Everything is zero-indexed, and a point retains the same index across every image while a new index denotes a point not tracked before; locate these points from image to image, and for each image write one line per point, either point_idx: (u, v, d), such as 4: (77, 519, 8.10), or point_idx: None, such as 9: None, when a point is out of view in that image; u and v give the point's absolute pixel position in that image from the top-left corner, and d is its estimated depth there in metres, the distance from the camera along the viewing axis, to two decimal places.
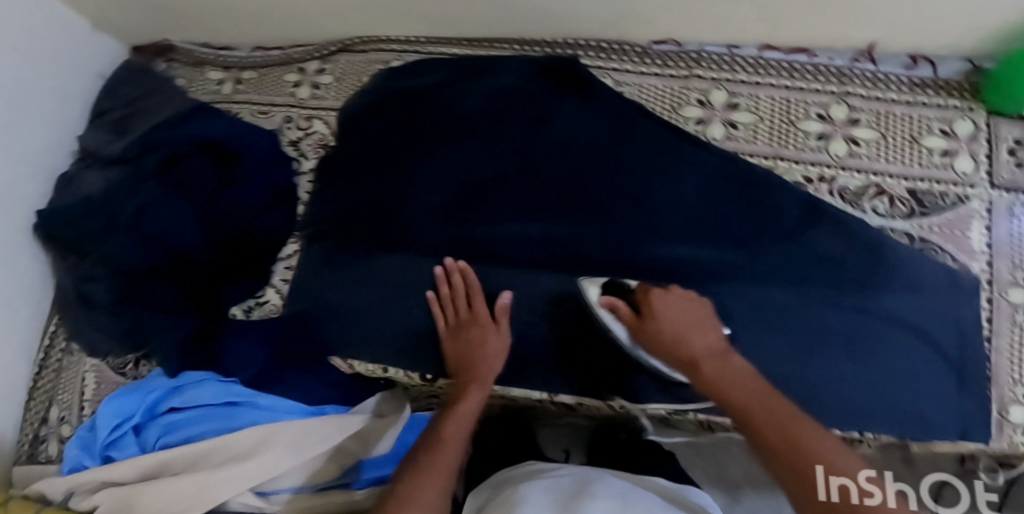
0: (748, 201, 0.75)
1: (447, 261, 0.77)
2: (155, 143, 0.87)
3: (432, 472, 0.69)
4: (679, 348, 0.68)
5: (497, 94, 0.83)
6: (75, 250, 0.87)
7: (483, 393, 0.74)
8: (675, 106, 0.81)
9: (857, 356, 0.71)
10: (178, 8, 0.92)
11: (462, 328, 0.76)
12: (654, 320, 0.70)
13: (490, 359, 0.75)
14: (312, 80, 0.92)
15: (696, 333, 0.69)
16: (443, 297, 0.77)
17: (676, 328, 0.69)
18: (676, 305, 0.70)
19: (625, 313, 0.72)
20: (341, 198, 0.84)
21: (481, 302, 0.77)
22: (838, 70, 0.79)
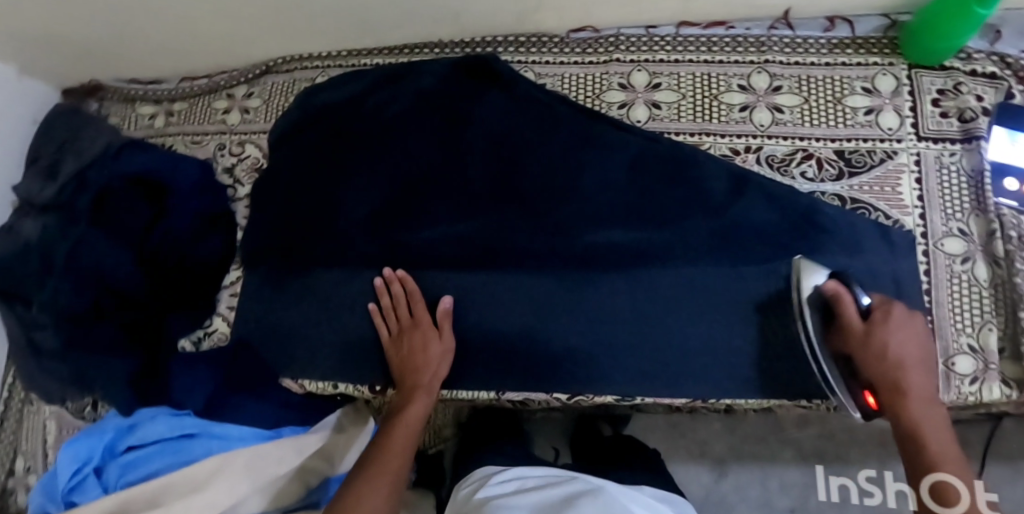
0: (675, 180, 0.75)
1: (385, 271, 0.77)
2: (86, 184, 0.87)
3: (372, 476, 0.71)
4: (893, 368, 0.62)
5: (421, 99, 0.83)
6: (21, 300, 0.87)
7: (427, 400, 0.74)
8: (597, 92, 0.81)
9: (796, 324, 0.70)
10: (99, 47, 0.92)
11: (403, 336, 0.76)
12: (884, 334, 0.63)
13: (435, 365, 0.75)
14: (241, 104, 0.92)
15: (918, 359, 0.64)
16: (385, 306, 0.77)
17: (907, 352, 0.63)
18: (909, 330, 0.64)
19: (851, 316, 0.64)
20: (276, 220, 0.84)
21: (422, 309, 0.76)
22: (756, 40, 0.80)
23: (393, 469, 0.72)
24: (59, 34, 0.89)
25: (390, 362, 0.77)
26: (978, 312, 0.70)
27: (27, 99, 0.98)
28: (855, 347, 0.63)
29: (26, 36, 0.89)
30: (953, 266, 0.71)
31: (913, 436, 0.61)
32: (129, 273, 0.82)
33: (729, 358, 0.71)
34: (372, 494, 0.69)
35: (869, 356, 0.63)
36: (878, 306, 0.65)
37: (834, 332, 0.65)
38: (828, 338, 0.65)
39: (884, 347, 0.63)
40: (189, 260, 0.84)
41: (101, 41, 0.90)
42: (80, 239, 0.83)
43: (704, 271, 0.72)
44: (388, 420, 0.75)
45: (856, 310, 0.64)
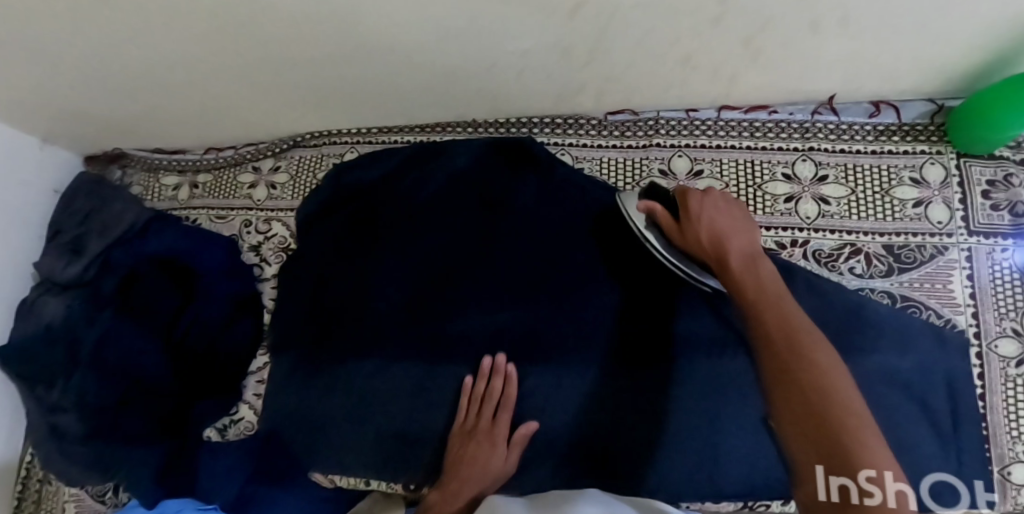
0: None
1: (497, 358, 0.73)
2: (111, 265, 0.85)
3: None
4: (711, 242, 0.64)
5: (456, 182, 0.81)
6: (35, 387, 0.83)
7: (465, 508, 0.68)
8: (637, 179, 0.80)
9: None
10: (121, 119, 0.89)
11: (475, 437, 0.72)
12: (694, 211, 0.66)
13: (489, 477, 0.71)
14: (267, 179, 0.90)
15: (732, 229, 0.65)
16: (475, 394, 0.73)
17: (718, 226, 0.65)
18: (716, 207, 0.67)
19: (659, 215, 0.69)
20: (305, 303, 0.82)
21: (507, 417, 0.73)
22: (800, 126, 0.77)
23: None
24: (84, 108, 0.86)
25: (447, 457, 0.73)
26: None
27: (48, 169, 0.95)
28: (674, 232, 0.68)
29: (51, 111, 0.86)
30: (1007, 369, 0.68)
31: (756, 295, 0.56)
32: (157, 362, 0.80)
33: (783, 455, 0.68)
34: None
35: (690, 236, 0.66)
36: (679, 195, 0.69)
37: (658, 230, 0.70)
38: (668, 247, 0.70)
39: (694, 231, 0.65)
40: (218, 345, 0.82)
41: (125, 114, 0.87)
42: (105, 327, 0.80)
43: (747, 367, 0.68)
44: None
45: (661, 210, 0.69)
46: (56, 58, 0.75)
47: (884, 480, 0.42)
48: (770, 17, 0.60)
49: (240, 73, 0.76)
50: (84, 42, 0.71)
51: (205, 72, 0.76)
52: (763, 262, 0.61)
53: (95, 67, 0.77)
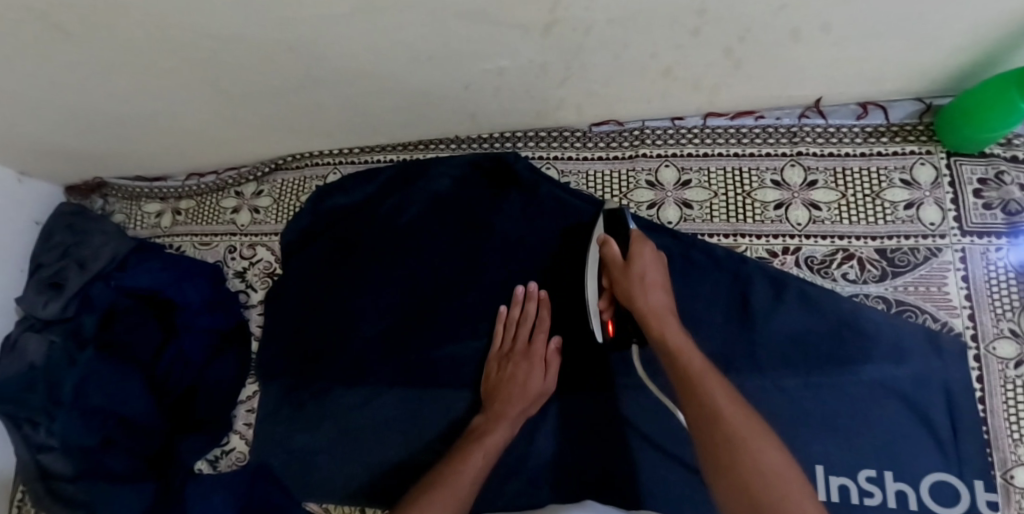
0: (695, 281, 0.73)
1: (529, 286, 0.74)
2: (90, 300, 0.83)
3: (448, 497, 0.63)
4: (637, 288, 0.66)
5: (441, 201, 0.80)
6: (18, 427, 0.80)
7: (511, 429, 0.70)
8: (625, 191, 0.78)
9: (842, 434, 0.68)
10: (99, 151, 0.87)
11: (512, 358, 0.72)
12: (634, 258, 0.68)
13: (530, 399, 0.71)
14: (250, 203, 0.89)
15: (666, 294, 0.66)
16: (509, 319, 0.74)
17: (654, 303, 0.65)
18: (654, 268, 0.67)
19: (612, 253, 0.69)
20: (293, 329, 0.81)
21: (542, 338, 0.73)
22: (787, 130, 0.76)
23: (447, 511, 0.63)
24: (59, 141, 0.84)
25: (484, 387, 0.73)
26: None
27: (27, 201, 0.93)
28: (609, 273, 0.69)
29: (26, 146, 0.84)
30: (1006, 371, 0.68)
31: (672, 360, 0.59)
32: (140, 400, 0.79)
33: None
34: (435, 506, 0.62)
35: (623, 283, 0.66)
36: (633, 237, 0.69)
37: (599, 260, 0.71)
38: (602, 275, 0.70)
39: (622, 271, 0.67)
40: (202, 382, 0.82)
41: (100, 145, 0.85)
42: (87, 366, 0.78)
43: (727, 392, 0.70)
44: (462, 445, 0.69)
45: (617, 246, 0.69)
46: (26, 95, 0.73)
47: None
48: (753, 27, 0.59)
49: (217, 101, 0.75)
50: (55, 75, 0.69)
51: (180, 100, 0.75)
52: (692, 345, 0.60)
53: (68, 101, 0.75)
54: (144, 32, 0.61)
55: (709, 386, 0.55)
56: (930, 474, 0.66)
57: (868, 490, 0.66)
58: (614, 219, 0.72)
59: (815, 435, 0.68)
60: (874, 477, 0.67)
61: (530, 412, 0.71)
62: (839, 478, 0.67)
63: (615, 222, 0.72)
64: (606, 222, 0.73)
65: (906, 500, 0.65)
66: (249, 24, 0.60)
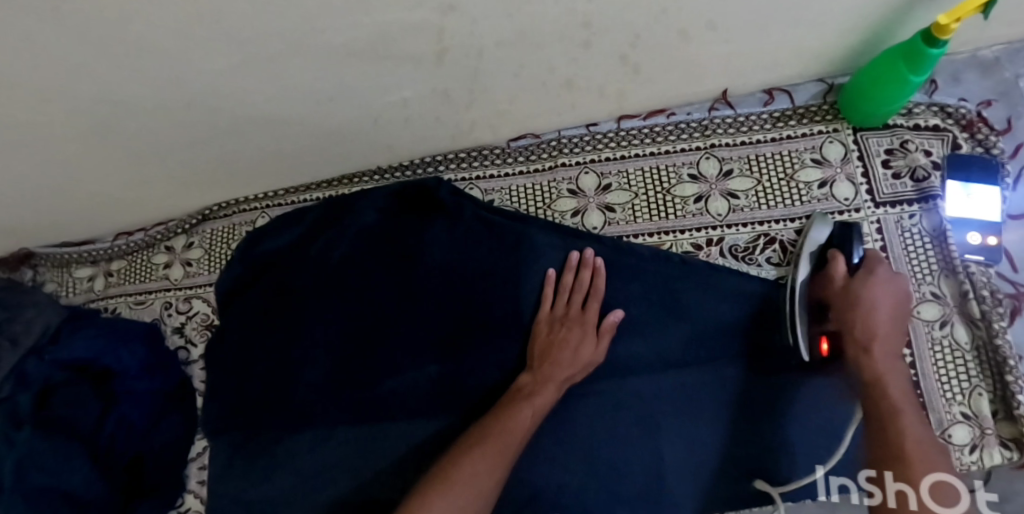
0: (625, 279, 0.74)
1: (585, 252, 0.73)
2: (24, 375, 0.77)
3: (493, 453, 0.63)
4: (863, 308, 0.64)
5: (369, 231, 0.80)
6: None
7: (556, 394, 0.69)
8: (548, 202, 0.79)
9: (783, 416, 0.68)
10: (13, 222, 0.84)
11: (565, 324, 0.72)
12: (867, 285, 0.65)
13: (579, 364, 0.70)
14: (182, 257, 0.87)
15: (892, 320, 0.63)
16: (565, 285, 0.73)
17: (875, 325, 0.63)
18: (887, 290, 0.65)
19: (838, 269, 0.66)
20: (236, 379, 0.80)
21: (596, 307, 0.72)
22: (699, 124, 0.78)
23: (486, 469, 0.62)
24: None
25: (535, 349, 0.71)
26: (965, 378, 0.68)
27: None
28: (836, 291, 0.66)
29: None
30: (932, 332, 0.70)
31: (873, 383, 0.61)
32: (87, 478, 0.74)
33: (742, 463, 0.68)
34: (479, 465, 0.62)
35: (847, 295, 0.65)
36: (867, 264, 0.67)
37: (816, 273, 0.68)
38: (816, 286, 0.68)
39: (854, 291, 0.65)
40: (147, 447, 0.80)
41: (11, 217, 0.83)
42: (23, 449, 0.73)
43: (668, 386, 0.71)
44: (466, 442, 0.65)
45: (844, 264, 0.66)
46: None
47: (884, 481, 0.58)
48: (636, 33, 0.61)
49: (127, 158, 0.74)
50: None
51: (87, 164, 0.74)
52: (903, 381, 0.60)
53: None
54: (27, 99, 0.60)
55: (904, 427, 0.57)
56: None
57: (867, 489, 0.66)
58: (845, 236, 0.69)
59: (764, 421, 0.69)
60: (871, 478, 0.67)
61: (571, 380, 0.71)
62: (839, 478, 0.67)
63: (846, 238, 0.69)
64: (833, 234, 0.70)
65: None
66: (135, 81, 0.59)
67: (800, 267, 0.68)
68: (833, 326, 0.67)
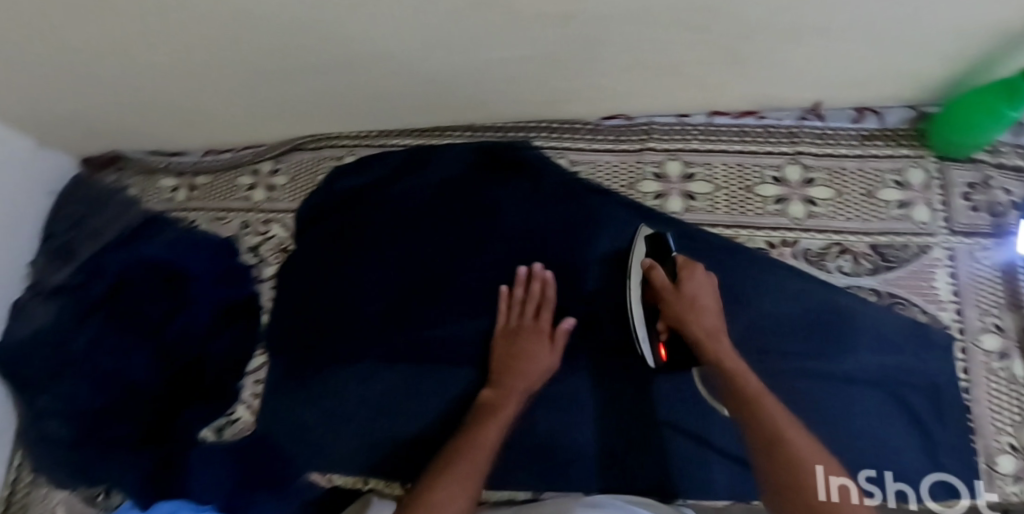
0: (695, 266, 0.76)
1: (534, 266, 0.77)
2: (102, 267, 0.84)
3: (464, 471, 0.65)
4: (693, 311, 0.72)
5: (452, 183, 0.83)
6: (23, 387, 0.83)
7: (521, 402, 0.73)
8: (632, 181, 0.81)
9: (824, 420, 0.71)
10: (115, 127, 0.89)
11: (521, 335, 0.75)
12: (691, 288, 0.73)
13: (535, 376, 0.74)
14: (267, 181, 0.91)
15: (714, 314, 0.73)
16: (516, 298, 0.76)
17: (706, 325, 0.72)
18: (706, 290, 0.73)
19: (659, 278, 0.73)
20: (303, 303, 0.83)
21: (549, 317, 0.76)
22: (787, 131, 0.80)
23: (462, 489, 0.64)
24: (74, 115, 0.85)
25: (495, 360, 0.75)
26: (1018, 411, 0.69)
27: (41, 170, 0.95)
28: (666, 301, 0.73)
29: (38, 116, 0.85)
30: (990, 363, 0.71)
31: (732, 380, 0.68)
32: (146, 368, 0.81)
33: None
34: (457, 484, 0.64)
35: (676, 309, 0.72)
36: (680, 265, 0.74)
37: (643, 283, 0.75)
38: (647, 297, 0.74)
39: (683, 304, 0.72)
40: (206, 353, 0.82)
41: (113, 120, 0.87)
42: (97, 330, 0.81)
43: None
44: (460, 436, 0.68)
45: (662, 272, 0.74)
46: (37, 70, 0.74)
47: (825, 476, 0.61)
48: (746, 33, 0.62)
49: (228, 82, 0.76)
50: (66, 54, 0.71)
51: (191, 84, 0.77)
52: (751, 375, 0.68)
53: (89, 74, 0.75)
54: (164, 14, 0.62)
55: (772, 414, 0.64)
56: (930, 474, 0.69)
57: (870, 489, 0.68)
58: (658, 244, 0.76)
59: (810, 419, 0.71)
60: (874, 477, 0.69)
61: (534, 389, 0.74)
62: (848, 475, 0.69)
63: (657, 245, 0.76)
64: (648, 245, 0.77)
65: (905, 499, 0.68)
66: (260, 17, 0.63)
67: (631, 282, 0.75)
68: (664, 331, 0.74)
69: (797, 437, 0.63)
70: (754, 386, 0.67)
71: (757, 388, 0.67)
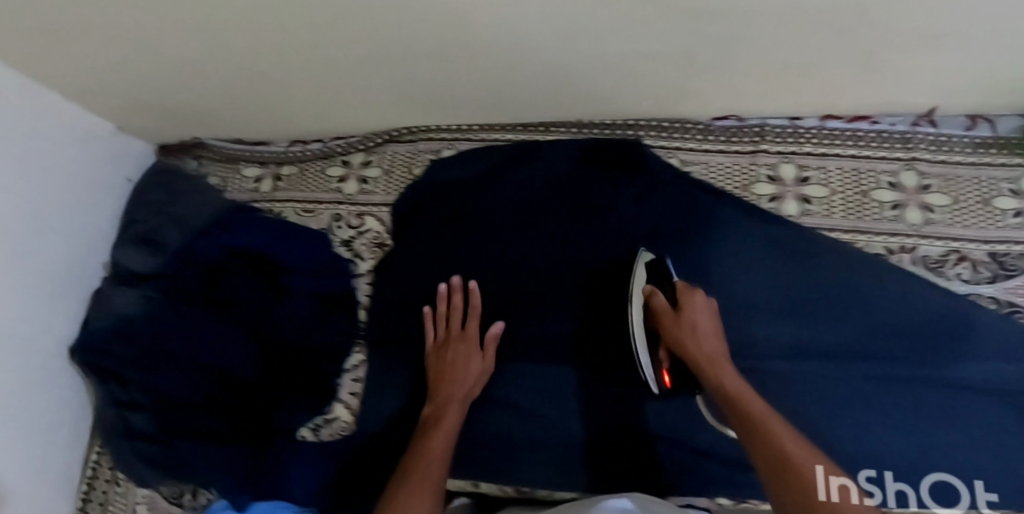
0: (815, 268, 0.76)
1: (454, 279, 0.78)
2: (196, 257, 0.82)
3: (422, 485, 0.63)
4: (688, 335, 0.67)
5: (560, 180, 0.81)
6: (104, 378, 0.81)
7: (462, 408, 0.72)
8: (746, 183, 0.80)
9: (943, 429, 0.71)
10: (203, 116, 0.87)
11: (450, 346, 0.76)
12: (691, 315, 0.68)
13: (471, 381, 0.74)
14: (359, 174, 0.88)
15: (714, 337, 0.68)
16: (439, 313, 0.77)
17: (705, 347, 0.66)
18: (704, 311, 0.69)
19: (660, 304, 0.70)
20: (406, 297, 0.81)
21: (474, 323, 0.76)
22: (901, 136, 0.79)
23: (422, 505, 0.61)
24: (162, 100, 0.82)
25: (431, 375, 0.75)
26: None
27: (117, 155, 0.92)
28: (668, 327, 0.68)
29: (123, 99, 0.82)
30: None
31: (728, 398, 0.61)
32: (245, 360, 0.78)
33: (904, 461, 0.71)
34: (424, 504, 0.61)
35: (674, 334, 0.68)
36: (679, 290, 0.70)
37: (646, 314, 0.71)
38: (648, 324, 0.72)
39: (678, 330, 0.68)
40: (309, 343, 0.79)
41: (201, 107, 0.84)
42: (195, 324, 0.79)
43: (838, 376, 0.74)
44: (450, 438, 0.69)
45: (662, 298, 0.70)
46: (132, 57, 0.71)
47: (824, 474, 0.52)
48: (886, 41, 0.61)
49: (330, 75, 0.74)
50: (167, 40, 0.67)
51: (291, 75, 0.74)
52: (748, 392, 0.61)
53: (184, 63, 0.72)
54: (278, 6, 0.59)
55: (774, 427, 0.56)
56: (930, 475, 0.70)
57: (870, 489, 0.70)
58: (659, 271, 0.73)
59: (927, 427, 0.71)
60: (875, 477, 0.70)
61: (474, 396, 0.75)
62: (863, 471, 0.71)
63: (657, 272, 0.73)
64: (648, 271, 0.74)
65: (905, 499, 0.69)
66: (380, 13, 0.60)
67: (630, 311, 0.71)
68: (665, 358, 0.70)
69: (792, 446, 0.54)
70: (756, 402, 0.59)
71: (761, 406, 0.59)
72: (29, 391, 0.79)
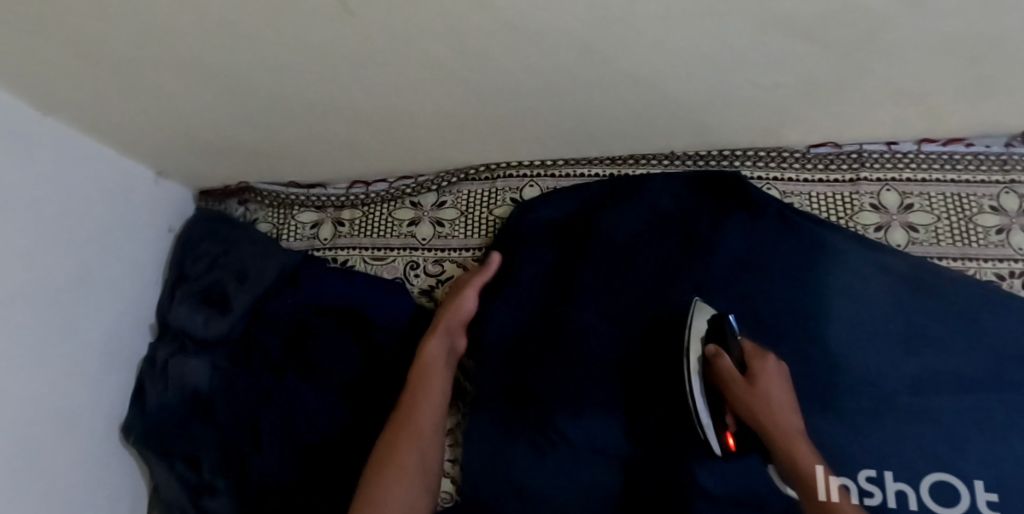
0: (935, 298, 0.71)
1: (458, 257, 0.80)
2: (275, 318, 0.76)
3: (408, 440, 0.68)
4: (763, 403, 0.68)
5: (659, 218, 0.77)
6: (171, 458, 0.72)
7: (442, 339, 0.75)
8: (850, 213, 0.78)
9: None
10: (260, 156, 0.80)
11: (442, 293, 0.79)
12: (765, 383, 0.69)
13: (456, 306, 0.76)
14: (432, 216, 0.84)
15: (790, 408, 0.69)
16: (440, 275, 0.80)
17: (780, 418, 0.68)
18: (776, 378, 0.70)
19: (728, 368, 0.70)
20: (504, 352, 0.77)
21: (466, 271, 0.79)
22: (997, 159, 0.76)
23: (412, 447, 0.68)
24: (213, 139, 0.75)
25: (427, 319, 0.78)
26: None
27: (161, 204, 0.84)
28: (741, 398, 0.69)
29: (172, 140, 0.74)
30: None
31: (786, 455, 0.66)
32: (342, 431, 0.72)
33: None
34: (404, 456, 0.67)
35: (749, 401, 0.68)
36: (752, 355, 0.71)
37: (709, 370, 0.70)
38: (714, 382, 0.70)
39: (755, 398, 0.68)
40: None
41: (257, 146, 0.76)
42: (289, 397, 0.71)
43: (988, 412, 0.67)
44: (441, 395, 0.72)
45: (728, 359, 0.70)
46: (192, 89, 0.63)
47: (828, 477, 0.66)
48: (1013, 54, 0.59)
49: (410, 102, 0.67)
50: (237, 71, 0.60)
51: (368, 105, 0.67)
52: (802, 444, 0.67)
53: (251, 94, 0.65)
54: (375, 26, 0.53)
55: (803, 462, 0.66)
56: (931, 474, 0.65)
57: (868, 490, 0.66)
58: (720, 327, 0.71)
59: None
60: (874, 477, 0.66)
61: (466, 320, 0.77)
62: (862, 470, 0.66)
63: (718, 326, 0.71)
64: (708, 325, 0.71)
65: (906, 500, 0.65)
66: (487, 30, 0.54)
67: (691, 372, 0.69)
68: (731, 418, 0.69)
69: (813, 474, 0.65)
70: (805, 454, 0.66)
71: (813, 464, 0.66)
72: (86, 477, 0.71)
